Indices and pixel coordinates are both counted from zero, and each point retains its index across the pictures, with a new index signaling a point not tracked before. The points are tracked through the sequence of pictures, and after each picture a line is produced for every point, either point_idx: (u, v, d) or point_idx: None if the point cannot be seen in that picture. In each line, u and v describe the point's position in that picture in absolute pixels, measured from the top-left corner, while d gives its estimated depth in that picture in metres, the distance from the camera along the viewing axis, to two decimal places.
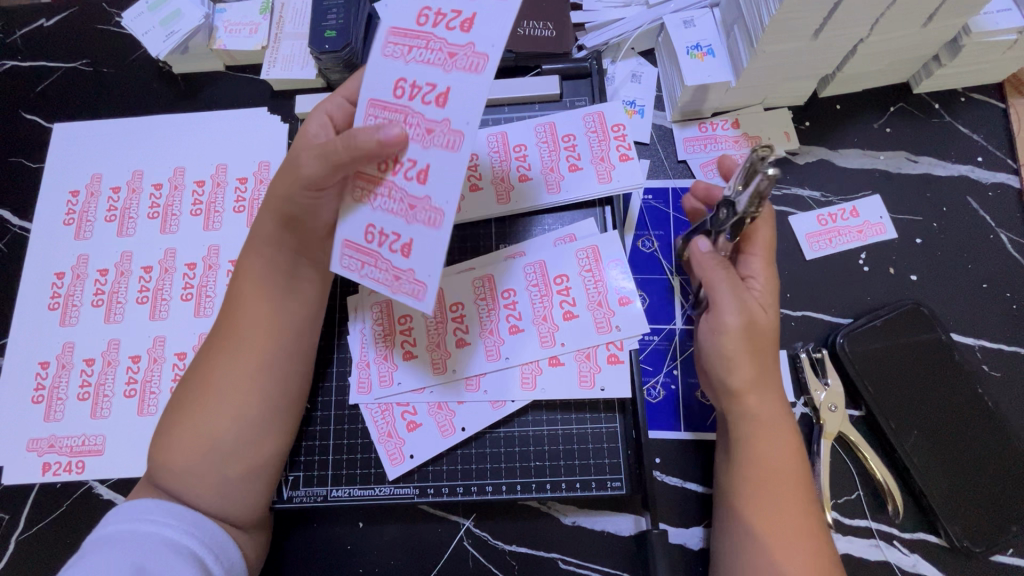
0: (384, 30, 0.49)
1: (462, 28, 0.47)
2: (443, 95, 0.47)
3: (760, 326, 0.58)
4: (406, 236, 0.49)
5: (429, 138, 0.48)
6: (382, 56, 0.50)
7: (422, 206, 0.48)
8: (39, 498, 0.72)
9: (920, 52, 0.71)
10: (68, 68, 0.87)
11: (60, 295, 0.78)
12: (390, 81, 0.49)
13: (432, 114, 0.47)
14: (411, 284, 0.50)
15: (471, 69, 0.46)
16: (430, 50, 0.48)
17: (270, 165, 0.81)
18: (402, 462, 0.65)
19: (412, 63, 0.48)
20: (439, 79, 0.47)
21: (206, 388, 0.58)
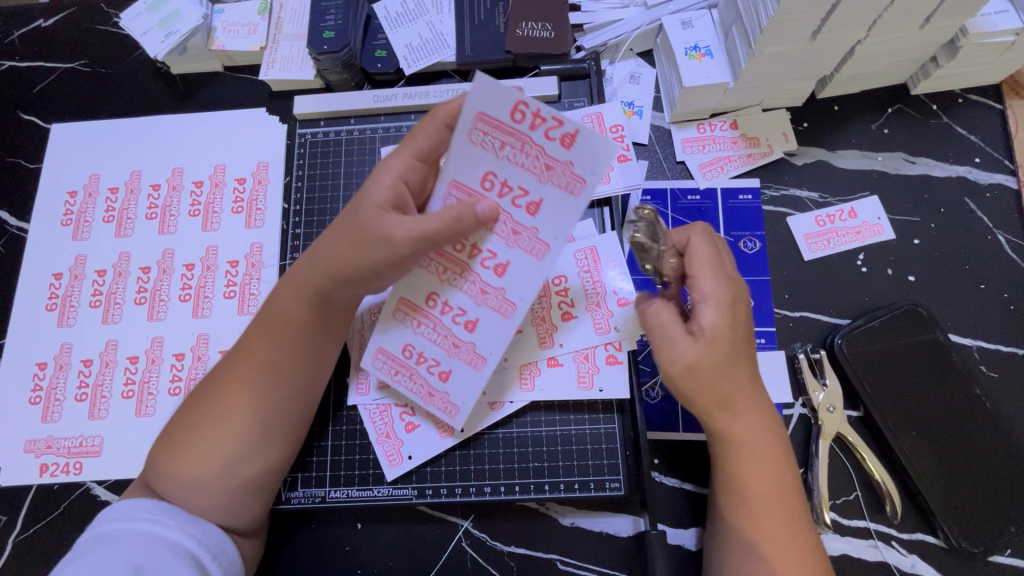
0: (471, 115, 0.50)
1: (562, 143, 0.49)
2: (535, 203, 0.52)
3: (705, 361, 0.54)
4: (501, 259, 0.55)
5: (514, 239, 0.54)
6: (468, 141, 0.51)
7: (528, 236, 0.53)
8: (36, 499, 0.72)
9: (918, 53, 0.71)
10: (67, 69, 0.87)
11: (58, 296, 0.78)
12: (478, 171, 0.52)
13: (520, 217, 0.53)
14: (499, 300, 0.56)
15: (567, 188, 0.51)
16: (525, 153, 0.50)
17: (269, 166, 0.81)
18: (400, 463, 0.64)
19: (503, 159, 0.51)
20: (534, 187, 0.52)
21: (210, 395, 0.58)
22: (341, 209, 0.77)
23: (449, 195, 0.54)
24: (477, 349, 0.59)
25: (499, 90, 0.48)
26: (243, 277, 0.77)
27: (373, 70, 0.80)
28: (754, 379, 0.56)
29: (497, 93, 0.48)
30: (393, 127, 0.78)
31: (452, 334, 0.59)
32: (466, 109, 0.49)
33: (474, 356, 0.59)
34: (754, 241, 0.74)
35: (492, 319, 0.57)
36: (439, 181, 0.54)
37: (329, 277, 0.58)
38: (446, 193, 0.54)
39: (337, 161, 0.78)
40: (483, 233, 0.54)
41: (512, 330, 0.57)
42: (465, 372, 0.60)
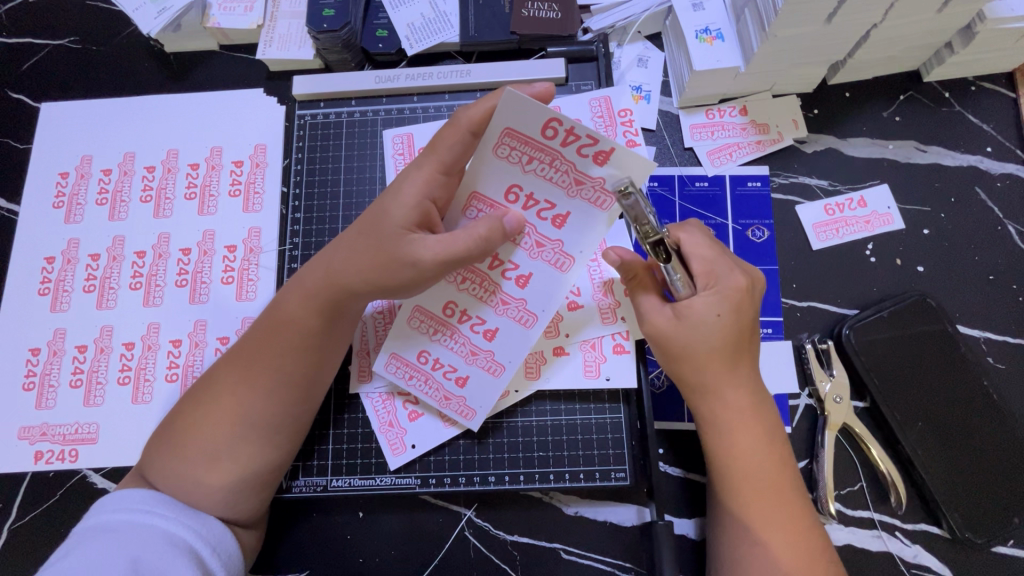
0: (500, 130, 0.50)
1: (594, 158, 0.50)
2: (561, 216, 0.54)
3: (680, 339, 0.56)
4: (524, 270, 0.57)
5: (539, 251, 0.56)
6: (494, 154, 0.52)
7: (552, 246, 0.56)
8: (31, 486, 0.70)
9: (933, 39, 0.70)
10: (56, 45, 0.84)
11: (51, 280, 0.76)
12: (503, 182, 0.53)
13: (547, 231, 0.55)
14: (519, 309, 0.59)
15: (596, 202, 0.53)
16: (555, 168, 0.51)
17: (267, 148, 0.79)
18: (403, 452, 0.64)
19: (530, 172, 0.52)
20: (560, 200, 0.53)
21: (210, 394, 0.57)
22: (342, 192, 0.75)
23: (472, 206, 0.55)
24: (494, 356, 0.61)
25: (531, 107, 0.48)
26: (241, 263, 0.75)
27: (374, 51, 0.78)
28: (741, 365, 0.56)
29: (527, 110, 0.48)
30: (395, 110, 0.76)
31: (472, 342, 0.61)
32: (493, 127, 0.50)
33: (494, 364, 0.61)
34: (762, 229, 0.73)
35: (511, 328, 0.60)
36: (460, 192, 0.55)
37: (334, 266, 0.57)
38: (469, 205, 0.55)
39: (338, 144, 0.76)
40: (509, 247, 0.57)
41: (531, 342, 0.60)
42: (481, 374, 0.61)
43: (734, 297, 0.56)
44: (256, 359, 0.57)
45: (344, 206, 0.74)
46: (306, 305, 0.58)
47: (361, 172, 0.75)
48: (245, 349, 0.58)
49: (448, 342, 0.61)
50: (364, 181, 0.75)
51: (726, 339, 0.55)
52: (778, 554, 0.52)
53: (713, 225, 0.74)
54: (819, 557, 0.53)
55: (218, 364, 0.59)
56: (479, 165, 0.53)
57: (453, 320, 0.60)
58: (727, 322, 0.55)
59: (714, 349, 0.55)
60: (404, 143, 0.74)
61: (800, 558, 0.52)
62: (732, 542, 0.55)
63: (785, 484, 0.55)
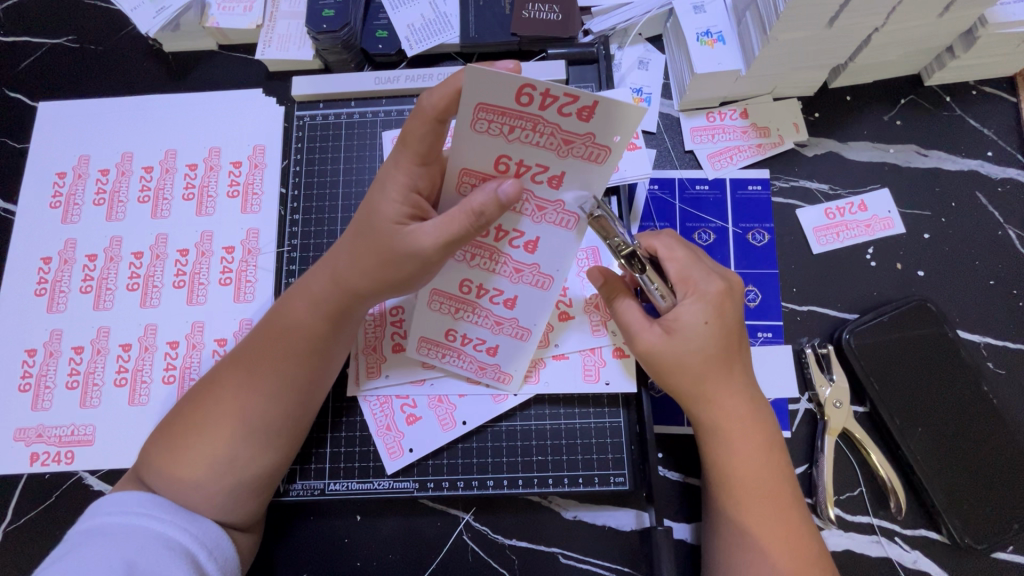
0: (471, 105, 0.45)
1: (579, 117, 0.44)
2: (557, 177, 0.50)
3: (671, 356, 0.55)
4: (532, 234, 0.54)
5: (542, 215, 0.52)
6: (472, 129, 0.47)
7: (554, 209, 0.52)
8: (26, 488, 0.70)
9: (934, 43, 0.70)
10: (54, 44, 0.83)
11: (47, 281, 0.75)
12: (489, 155, 0.49)
13: (545, 194, 0.51)
14: (535, 274, 0.57)
15: (590, 157, 0.48)
16: (539, 133, 0.46)
17: (265, 149, 0.79)
18: (401, 456, 0.63)
19: (515, 142, 0.47)
20: (552, 162, 0.49)
21: (207, 397, 0.56)
22: (341, 194, 0.74)
23: (464, 181, 0.51)
24: (519, 322, 0.60)
25: (498, 77, 0.43)
26: (240, 264, 0.75)
27: (374, 52, 0.78)
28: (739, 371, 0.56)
29: (495, 82, 0.43)
30: (395, 111, 0.76)
31: (495, 314, 0.60)
32: (464, 104, 0.45)
33: (521, 330, 0.61)
34: (763, 232, 0.73)
35: (530, 293, 0.58)
36: (448, 171, 0.51)
37: (340, 273, 0.57)
38: (460, 181, 0.51)
39: (337, 145, 0.76)
40: (512, 216, 0.53)
41: (553, 300, 0.58)
42: (511, 343, 0.62)
43: (718, 302, 0.56)
44: (253, 363, 0.57)
45: (342, 207, 0.74)
46: (308, 307, 0.58)
47: (360, 173, 0.75)
48: (244, 353, 0.58)
49: (471, 317, 0.60)
50: (363, 182, 0.75)
51: (717, 346, 0.55)
52: (778, 561, 0.52)
53: (713, 228, 0.73)
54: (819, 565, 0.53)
55: (215, 368, 0.59)
56: (459, 143, 0.48)
57: (472, 296, 0.59)
58: (715, 328, 0.55)
59: (704, 360, 0.55)
60: None
61: (799, 565, 0.52)
62: (730, 548, 0.54)
63: (785, 489, 0.55)
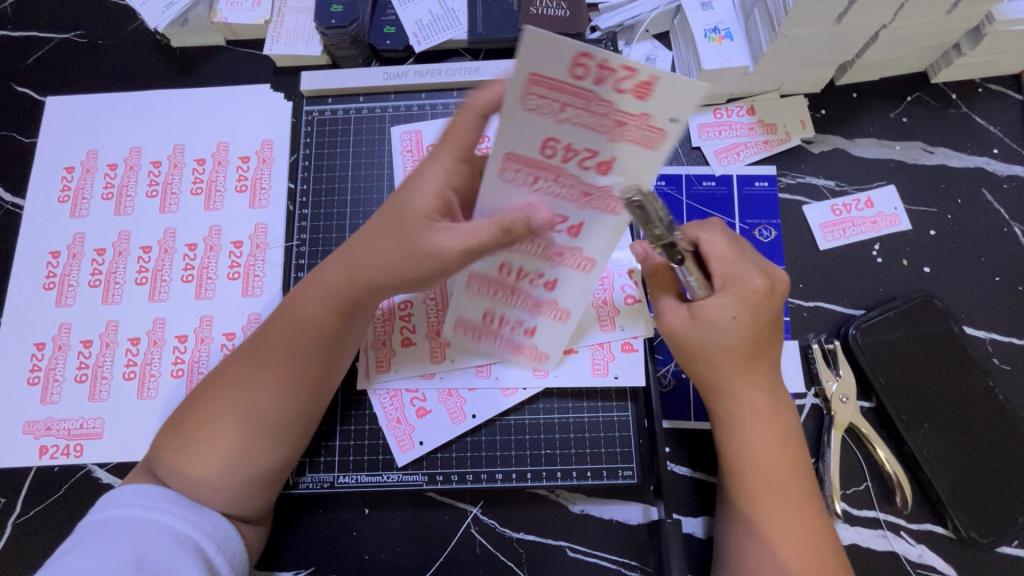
0: (525, 77, 0.42)
1: (638, 94, 0.42)
2: (606, 162, 0.46)
3: (695, 342, 0.56)
4: (575, 220, 0.51)
5: (586, 200, 0.49)
6: (522, 107, 0.43)
7: (599, 195, 0.48)
8: (35, 481, 0.70)
9: (941, 40, 0.70)
10: (62, 39, 0.84)
11: (56, 275, 0.75)
12: (536, 137, 0.45)
13: (590, 179, 0.47)
14: (577, 258, 0.54)
15: (644, 141, 0.44)
16: (593, 112, 0.43)
17: (273, 144, 0.79)
18: (411, 449, 0.64)
19: (566, 120, 0.44)
20: (602, 146, 0.45)
21: (218, 391, 0.57)
22: (349, 189, 0.75)
23: (506, 166, 0.47)
24: (558, 304, 0.59)
25: (558, 44, 0.40)
26: (248, 258, 0.75)
27: (381, 47, 0.78)
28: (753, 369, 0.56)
29: (554, 49, 0.40)
30: (403, 106, 0.76)
31: (534, 296, 0.58)
32: (517, 74, 0.41)
33: (561, 313, 0.60)
34: (770, 229, 0.73)
35: (571, 275, 0.56)
36: (490, 157, 0.47)
37: (353, 269, 0.57)
38: (503, 167, 0.47)
39: (346, 140, 0.76)
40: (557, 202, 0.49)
41: (595, 282, 0.57)
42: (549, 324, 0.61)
43: (753, 299, 0.55)
44: (264, 357, 0.57)
45: (351, 203, 0.74)
46: (319, 299, 0.58)
47: (368, 168, 0.75)
48: (256, 345, 0.59)
49: (511, 302, 0.59)
50: (371, 178, 0.75)
51: (744, 340, 0.55)
52: (783, 553, 0.53)
53: None
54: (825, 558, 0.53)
55: (227, 360, 0.60)
56: (506, 119, 0.44)
57: (512, 280, 0.56)
58: (743, 322, 0.55)
59: (729, 351, 0.55)
60: (413, 140, 0.74)
61: (806, 558, 0.53)
62: (739, 541, 0.55)
63: (794, 484, 0.55)
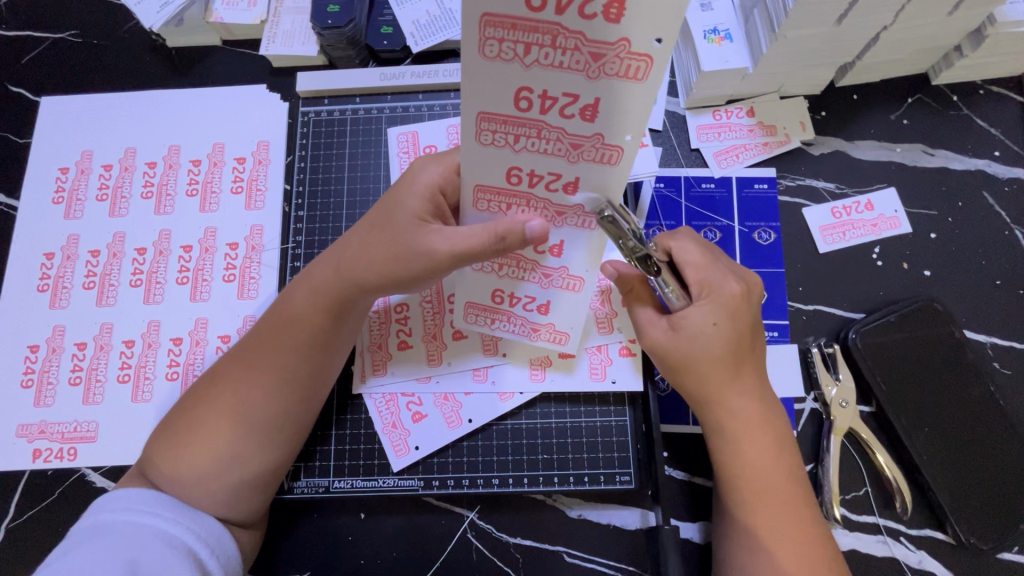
0: (472, 117, 0.43)
1: (583, 116, 0.41)
2: (572, 184, 0.46)
3: (675, 353, 0.56)
4: (555, 239, 0.52)
5: (561, 219, 0.50)
6: (478, 142, 0.44)
7: (572, 214, 0.49)
8: (28, 485, 0.69)
9: (942, 42, 0.69)
10: (57, 39, 0.83)
11: (50, 277, 0.75)
12: (499, 169, 0.46)
13: (561, 201, 0.48)
14: (566, 278, 0.55)
15: (603, 159, 0.44)
16: (545, 138, 0.43)
17: (269, 145, 0.78)
18: (407, 454, 0.63)
19: (522, 151, 0.44)
20: (564, 169, 0.45)
21: (209, 393, 0.56)
22: (345, 190, 0.74)
23: (479, 198, 0.49)
24: (555, 326, 0.60)
25: (495, 73, 0.40)
26: (243, 261, 0.74)
27: (378, 47, 0.77)
28: (745, 369, 0.56)
29: (489, 80, 0.40)
30: (400, 107, 0.76)
31: (530, 321, 0.60)
32: (465, 114, 0.43)
33: (558, 335, 0.61)
34: (769, 232, 0.73)
35: (562, 297, 0.57)
36: (463, 190, 0.49)
37: (344, 264, 0.56)
38: (476, 199, 0.49)
39: (342, 142, 0.75)
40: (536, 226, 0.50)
41: (587, 300, 0.57)
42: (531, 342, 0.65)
43: (731, 305, 0.55)
44: (256, 359, 0.57)
45: (347, 204, 0.74)
46: (313, 302, 0.57)
47: (365, 170, 0.74)
48: (247, 346, 0.58)
49: (507, 325, 0.61)
50: (368, 180, 0.74)
51: (725, 347, 0.55)
52: (780, 561, 0.52)
53: (719, 227, 0.73)
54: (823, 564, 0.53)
55: (220, 362, 0.59)
56: (467, 158, 0.46)
57: (505, 305, 0.59)
58: (724, 330, 0.54)
59: (712, 361, 0.55)
60: (410, 142, 0.74)
61: (804, 565, 0.52)
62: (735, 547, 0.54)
63: (792, 491, 0.55)
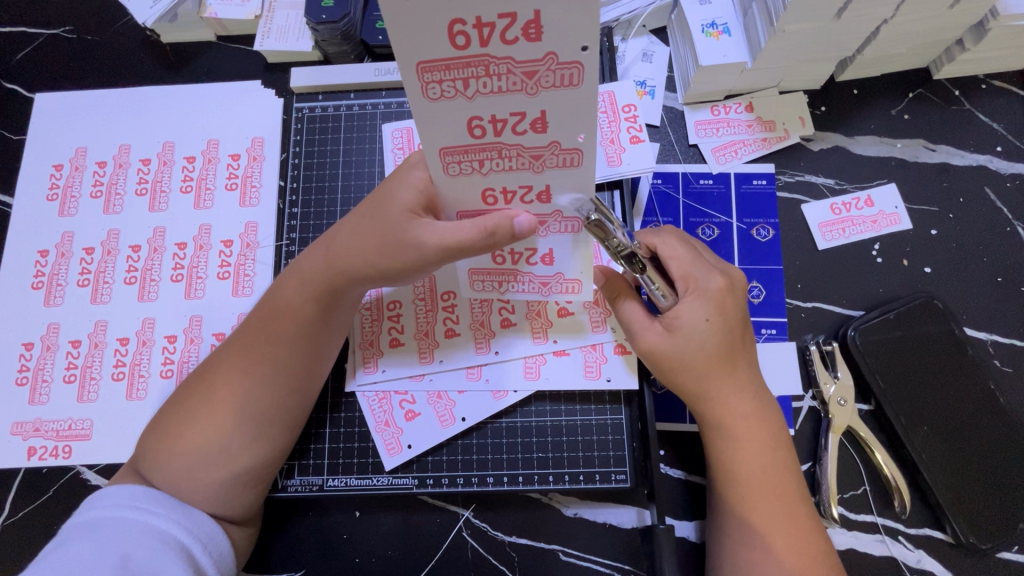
0: (412, 71, 0.38)
1: (527, 38, 0.36)
2: (538, 120, 0.41)
3: (670, 356, 0.55)
4: (541, 184, 0.46)
5: (541, 163, 0.44)
6: (427, 99, 0.40)
7: (550, 152, 0.43)
8: (23, 482, 0.69)
9: (943, 36, 0.68)
10: (51, 35, 0.82)
11: (44, 274, 0.75)
12: (458, 124, 0.41)
13: (534, 142, 0.42)
14: (563, 222, 0.49)
15: (564, 82, 0.38)
16: (495, 74, 0.38)
17: (264, 141, 0.78)
18: (400, 452, 0.63)
19: (476, 95, 0.39)
20: (526, 105, 0.40)
21: (200, 388, 0.56)
22: (340, 187, 0.73)
23: (449, 162, 0.44)
24: (565, 276, 0.55)
25: (417, 12, 0.35)
26: (238, 258, 0.74)
27: (373, 43, 0.76)
28: (738, 366, 0.55)
29: (418, 24, 0.36)
30: (395, 103, 0.75)
31: (538, 276, 0.55)
32: (402, 70, 0.38)
33: (572, 285, 0.56)
34: (767, 228, 0.72)
35: (564, 242, 0.52)
36: (429, 160, 0.44)
37: (335, 259, 0.56)
38: (446, 165, 0.44)
39: (336, 138, 0.75)
40: (514, 176, 0.45)
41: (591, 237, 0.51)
42: (524, 336, 0.64)
43: (719, 299, 0.55)
44: (247, 355, 0.56)
45: (342, 201, 0.73)
46: (304, 297, 0.57)
47: (359, 166, 0.74)
48: (239, 342, 0.58)
49: (516, 286, 0.56)
50: (362, 176, 0.74)
51: (719, 343, 0.54)
52: (776, 560, 0.52)
53: (717, 223, 0.72)
54: (820, 565, 0.52)
55: (211, 357, 0.59)
56: (422, 122, 0.41)
57: (508, 265, 0.54)
58: (716, 326, 0.54)
59: (704, 360, 0.54)
60: (404, 138, 0.73)
61: (800, 565, 0.52)
62: (732, 545, 0.54)
63: (788, 491, 0.54)
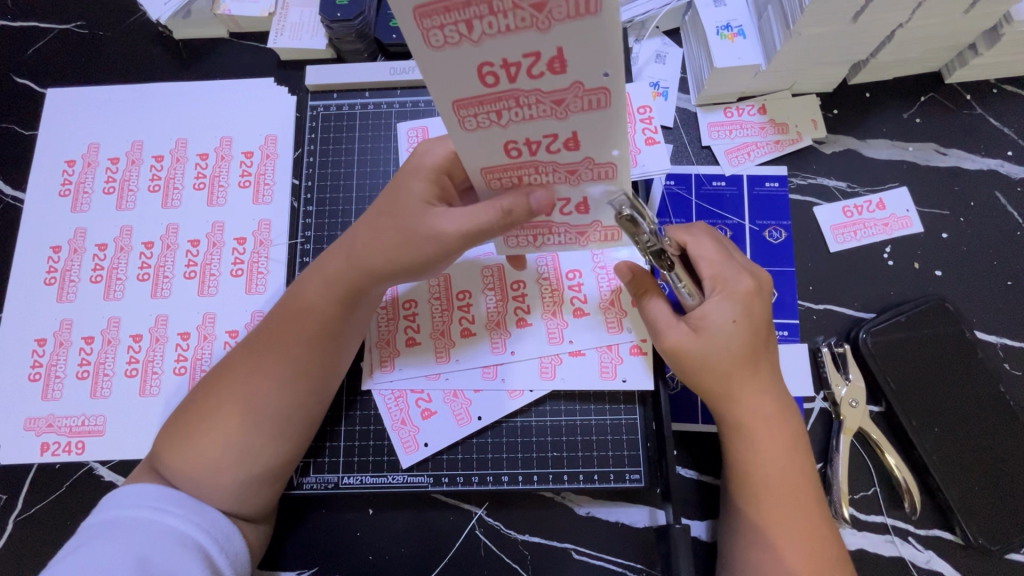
0: (409, 19, 0.35)
1: None
2: (555, 59, 0.37)
3: (694, 356, 0.55)
4: (566, 132, 0.42)
5: (563, 108, 0.40)
6: (431, 48, 0.37)
7: (573, 95, 0.39)
8: (36, 478, 0.69)
9: (957, 40, 0.69)
10: (63, 30, 0.82)
11: (57, 270, 0.74)
12: (467, 71, 0.38)
13: (551, 85, 0.39)
14: (595, 168, 0.46)
15: (578, 11, 0.34)
16: (500, 10, 0.34)
17: (277, 139, 0.78)
18: (416, 451, 0.63)
19: (483, 38, 0.36)
20: (539, 43, 0.36)
21: (217, 388, 0.56)
22: (354, 185, 0.74)
23: (464, 116, 0.42)
24: (603, 224, 0.54)
25: None
26: (251, 255, 0.74)
27: (387, 42, 0.76)
28: (760, 368, 0.56)
29: None
30: (410, 102, 0.75)
31: (575, 226, 0.54)
32: (399, 20, 0.35)
33: (609, 231, 0.55)
34: (780, 230, 0.72)
35: (598, 188, 0.48)
36: (443, 115, 0.42)
37: (353, 257, 0.56)
38: (462, 120, 0.42)
39: (351, 137, 0.75)
40: (536, 126, 0.42)
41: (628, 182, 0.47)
42: (539, 335, 0.65)
43: (747, 301, 0.55)
44: (265, 354, 0.56)
45: (356, 200, 0.73)
46: (322, 294, 0.57)
47: (374, 166, 0.74)
48: (258, 340, 0.58)
49: (550, 238, 0.56)
50: (377, 174, 0.74)
51: (744, 344, 0.54)
52: (792, 562, 0.52)
53: (730, 225, 0.73)
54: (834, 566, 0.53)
55: (229, 355, 0.59)
56: (430, 76, 0.39)
57: (543, 220, 0.53)
58: (743, 328, 0.54)
59: (728, 359, 0.54)
60: (420, 136, 0.73)
61: (815, 566, 0.52)
62: (747, 545, 0.54)
63: (803, 493, 0.55)
